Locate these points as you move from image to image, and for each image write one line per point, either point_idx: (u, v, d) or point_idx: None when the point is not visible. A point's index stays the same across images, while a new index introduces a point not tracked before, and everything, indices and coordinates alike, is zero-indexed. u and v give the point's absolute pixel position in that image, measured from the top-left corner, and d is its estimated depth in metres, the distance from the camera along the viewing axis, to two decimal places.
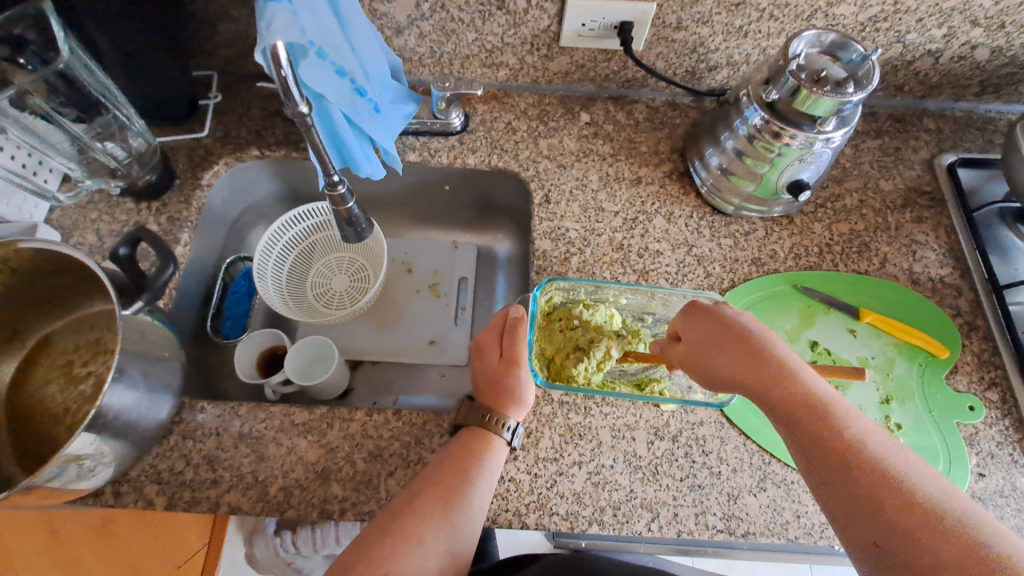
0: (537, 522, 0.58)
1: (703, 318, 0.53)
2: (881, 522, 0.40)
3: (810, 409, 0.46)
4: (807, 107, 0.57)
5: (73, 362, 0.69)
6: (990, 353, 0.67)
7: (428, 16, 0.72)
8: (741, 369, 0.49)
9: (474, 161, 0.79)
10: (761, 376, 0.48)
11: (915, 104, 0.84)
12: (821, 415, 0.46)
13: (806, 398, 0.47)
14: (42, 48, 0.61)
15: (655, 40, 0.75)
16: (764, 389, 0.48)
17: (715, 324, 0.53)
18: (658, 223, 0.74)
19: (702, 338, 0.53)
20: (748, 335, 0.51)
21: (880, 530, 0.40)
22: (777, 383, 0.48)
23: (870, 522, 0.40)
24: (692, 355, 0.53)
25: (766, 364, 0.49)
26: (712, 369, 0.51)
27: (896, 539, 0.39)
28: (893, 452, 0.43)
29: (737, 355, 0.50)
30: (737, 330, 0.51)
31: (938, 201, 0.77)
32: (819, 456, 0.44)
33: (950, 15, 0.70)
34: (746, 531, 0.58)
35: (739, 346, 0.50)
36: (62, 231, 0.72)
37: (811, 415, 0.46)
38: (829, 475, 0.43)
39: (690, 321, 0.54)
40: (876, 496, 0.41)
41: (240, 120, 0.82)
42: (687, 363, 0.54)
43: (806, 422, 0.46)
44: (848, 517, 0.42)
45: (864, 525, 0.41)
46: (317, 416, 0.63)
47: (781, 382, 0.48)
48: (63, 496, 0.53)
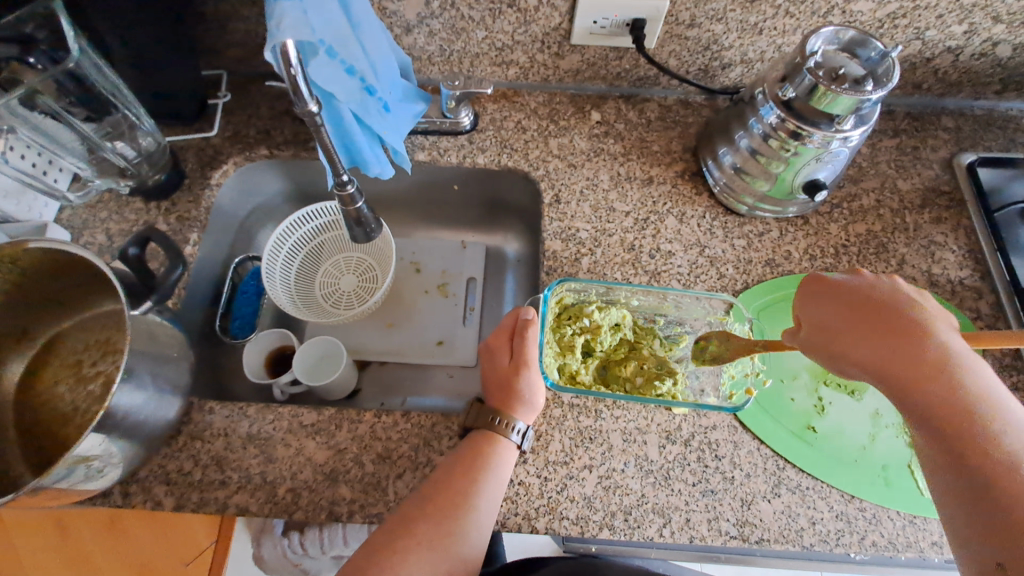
0: (547, 526, 0.57)
1: (844, 302, 0.49)
2: (1015, 545, 0.37)
3: (963, 415, 0.42)
4: (824, 106, 0.56)
5: (83, 361, 0.69)
6: (1011, 357, 0.66)
7: (438, 14, 0.72)
8: (887, 358, 0.45)
9: (484, 161, 0.78)
10: (915, 372, 0.44)
11: (933, 102, 0.83)
12: (977, 422, 0.41)
13: (961, 402, 0.42)
14: (51, 47, 0.61)
15: (667, 38, 0.74)
16: (914, 383, 0.44)
17: (866, 308, 0.48)
18: (670, 223, 0.73)
19: (840, 321, 0.48)
20: (904, 324, 0.46)
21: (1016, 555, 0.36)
22: (937, 381, 0.43)
23: (1002, 541, 0.37)
24: (821, 333, 0.49)
25: (927, 359, 0.44)
26: (845, 354, 0.47)
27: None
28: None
29: (884, 345, 0.46)
30: (889, 317, 0.47)
31: (957, 201, 0.75)
32: (956, 461, 0.41)
33: (972, 11, 0.69)
34: (760, 538, 0.57)
35: (889, 333, 0.46)
36: (71, 230, 0.73)
37: (961, 420, 0.42)
38: (962, 479, 0.40)
39: (825, 300, 0.50)
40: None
41: (249, 119, 0.82)
42: (810, 344, 0.49)
43: (953, 425, 0.42)
44: (978, 532, 0.39)
45: (993, 540, 0.38)
46: (325, 417, 0.63)
47: (944, 382, 0.43)
48: (72, 496, 0.53)
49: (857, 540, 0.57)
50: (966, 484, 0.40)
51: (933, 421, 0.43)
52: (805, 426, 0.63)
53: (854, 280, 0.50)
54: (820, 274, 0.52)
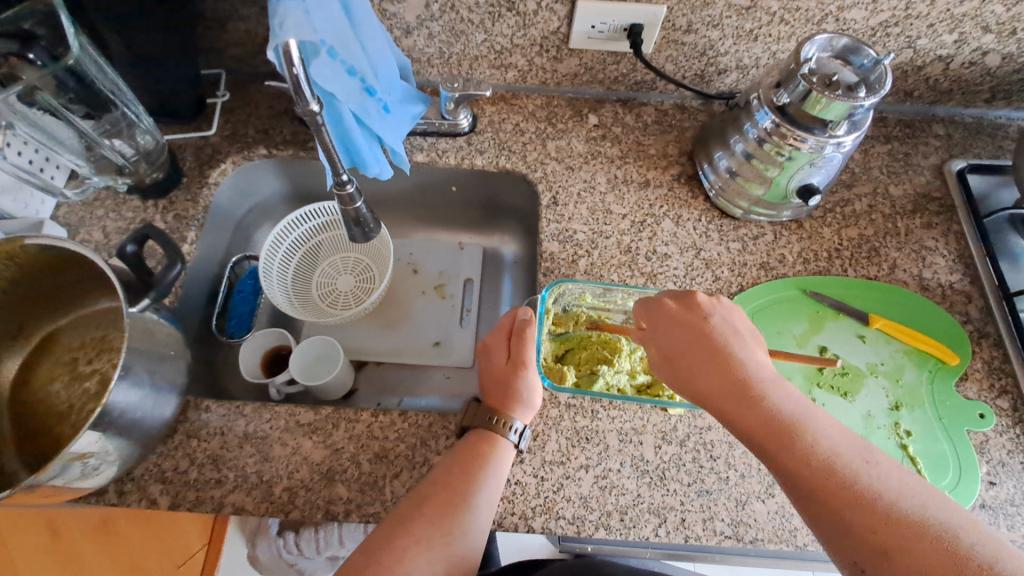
0: (543, 525, 0.57)
1: (679, 330, 0.52)
2: (863, 541, 0.39)
3: (779, 426, 0.45)
4: (817, 111, 0.57)
5: (78, 359, 0.69)
6: (1000, 360, 0.67)
7: (438, 17, 0.72)
8: (710, 381, 0.48)
9: (482, 163, 0.78)
10: (731, 394, 0.47)
11: (924, 110, 0.84)
12: (794, 433, 0.44)
13: (778, 417, 0.45)
14: (52, 43, 0.60)
15: (664, 43, 0.75)
16: (747, 406, 0.46)
17: (691, 334, 0.51)
18: (666, 226, 0.74)
19: (678, 351, 0.51)
20: (717, 347, 0.50)
21: (862, 552, 0.39)
22: (749, 397, 0.47)
23: (851, 543, 0.39)
24: (671, 365, 0.51)
25: (738, 378, 0.48)
26: (690, 384, 0.49)
27: (881, 560, 0.38)
28: (870, 472, 0.42)
29: (719, 366, 0.49)
30: (712, 344, 0.50)
31: (948, 207, 0.77)
32: (793, 474, 0.43)
33: (962, 21, 0.70)
34: (754, 538, 0.58)
35: (710, 359, 0.49)
36: (68, 227, 0.72)
37: (778, 432, 0.45)
38: (801, 490, 0.42)
39: (664, 332, 0.53)
40: (858, 519, 0.40)
41: (248, 119, 0.82)
42: (669, 375, 0.51)
43: (781, 438, 0.44)
44: (833, 540, 0.40)
45: (842, 542, 0.40)
46: (322, 416, 0.63)
47: (749, 394, 0.47)
48: (66, 494, 0.53)
49: None
50: (810, 489, 0.42)
51: (763, 440, 0.45)
52: None
53: (674, 308, 0.53)
54: (654, 296, 0.56)
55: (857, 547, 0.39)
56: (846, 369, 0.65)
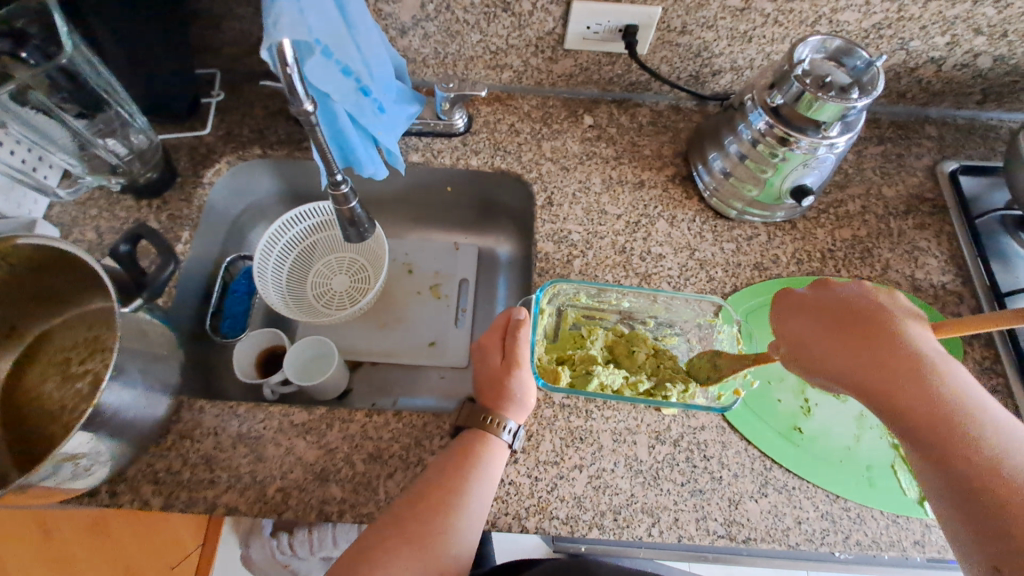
0: (537, 525, 0.57)
1: (821, 312, 0.52)
2: (1009, 543, 0.38)
3: (943, 417, 0.44)
4: (812, 112, 0.58)
5: (71, 359, 0.69)
6: (991, 360, 0.67)
7: (433, 17, 0.72)
8: (851, 363, 0.49)
9: (476, 163, 0.79)
10: (888, 376, 0.47)
11: (917, 111, 0.85)
12: (941, 412, 0.45)
13: (941, 406, 0.45)
14: (45, 42, 0.61)
15: (659, 44, 0.75)
16: (888, 383, 0.47)
17: (838, 317, 0.51)
18: (660, 227, 0.74)
19: (819, 331, 0.52)
20: (883, 331, 0.49)
21: (1003, 550, 0.39)
22: (907, 382, 0.46)
23: (985, 524, 0.40)
24: (803, 347, 0.52)
25: (902, 359, 0.47)
26: (822, 363, 0.50)
27: (1022, 562, 0.37)
28: None
29: (866, 347, 0.49)
30: (859, 323, 0.50)
31: (940, 208, 0.77)
32: (941, 452, 0.44)
33: (954, 23, 0.71)
34: (747, 537, 0.58)
35: (857, 337, 0.49)
36: (60, 227, 0.72)
37: (939, 423, 0.44)
38: (943, 466, 0.43)
39: (801, 316, 0.53)
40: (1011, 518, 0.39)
41: (242, 119, 0.82)
42: (795, 356, 0.53)
43: (926, 416, 0.45)
44: (970, 522, 0.41)
45: (983, 536, 0.40)
46: (316, 416, 0.63)
47: (912, 377, 0.46)
48: (57, 495, 0.52)
49: (842, 539, 0.58)
50: (945, 467, 0.43)
51: (912, 417, 0.46)
52: (792, 426, 0.64)
53: (829, 294, 0.54)
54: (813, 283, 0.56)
55: (988, 525, 0.40)
56: None
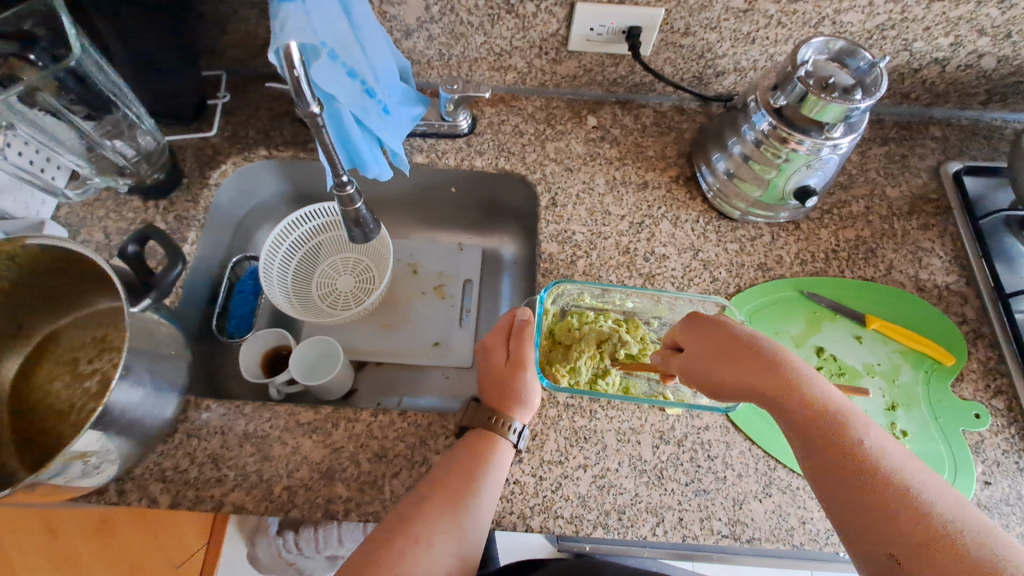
0: (542, 525, 0.58)
1: (706, 332, 0.53)
2: (892, 534, 0.38)
3: (819, 416, 0.45)
4: (814, 113, 0.58)
5: (79, 358, 0.69)
6: (996, 361, 0.67)
7: (437, 19, 0.73)
8: (737, 376, 0.49)
9: (481, 164, 0.79)
10: (769, 384, 0.47)
11: (921, 112, 0.85)
12: (821, 419, 0.45)
13: (815, 407, 0.45)
14: (53, 44, 0.61)
15: (663, 46, 0.75)
16: (777, 395, 0.47)
17: (720, 336, 0.52)
18: (664, 227, 0.74)
19: (707, 350, 0.52)
20: (754, 342, 0.50)
21: (890, 543, 0.37)
22: (786, 388, 0.47)
23: (870, 531, 0.39)
24: (697, 368, 0.52)
25: (773, 367, 0.48)
26: (719, 382, 0.51)
27: (908, 552, 0.36)
28: (904, 464, 0.41)
29: (745, 359, 0.49)
30: (734, 342, 0.51)
31: (944, 208, 0.77)
32: (824, 460, 0.43)
33: (958, 24, 0.71)
34: (751, 537, 0.58)
35: (738, 355, 0.50)
36: (69, 228, 0.73)
37: (816, 423, 0.45)
38: (828, 478, 0.42)
39: (692, 334, 0.54)
40: (886, 508, 0.39)
41: (248, 120, 0.82)
42: (692, 377, 0.53)
43: (812, 426, 0.45)
44: (855, 521, 0.40)
45: (869, 532, 0.39)
46: (322, 416, 0.63)
47: (788, 382, 0.47)
48: (66, 492, 0.53)
49: None
50: (830, 475, 0.42)
51: (797, 428, 0.46)
52: None
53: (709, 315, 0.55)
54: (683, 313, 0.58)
55: (872, 532, 0.38)
56: (843, 370, 0.65)
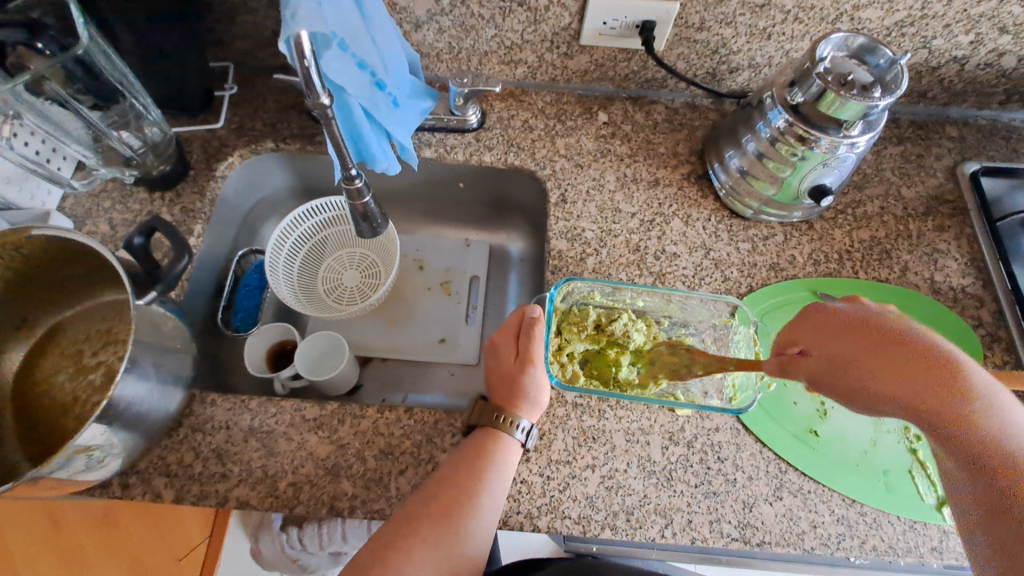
0: (549, 525, 0.57)
1: (851, 339, 0.48)
2: None
3: (1003, 457, 0.42)
4: (832, 111, 0.57)
5: (83, 351, 0.69)
6: (1012, 365, 0.66)
7: (448, 11, 0.72)
8: (899, 397, 0.45)
9: (490, 159, 0.78)
10: (937, 416, 0.44)
11: (938, 111, 0.83)
12: (1006, 460, 0.42)
13: (1000, 447, 0.42)
14: (61, 33, 0.61)
15: (676, 41, 0.74)
16: (941, 424, 0.44)
17: (872, 343, 0.47)
18: (675, 225, 0.73)
19: (855, 360, 0.47)
20: (926, 359, 0.45)
21: None
22: (969, 423, 0.43)
23: None
24: (833, 379, 0.48)
25: (951, 396, 0.44)
26: (863, 395, 0.47)
27: None
28: None
29: (904, 378, 0.45)
30: (891, 353, 0.46)
31: (960, 209, 0.76)
32: (1000, 499, 0.42)
33: (979, 21, 0.69)
34: (761, 540, 0.57)
35: (901, 371, 0.45)
36: (74, 219, 0.72)
37: (998, 466, 0.42)
38: (1004, 520, 0.41)
39: (838, 340, 0.49)
40: None
41: (255, 112, 0.81)
42: (825, 381, 0.49)
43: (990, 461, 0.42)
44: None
45: None
46: (327, 411, 0.63)
47: (965, 417, 0.43)
48: (70, 486, 0.53)
49: (858, 545, 0.58)
50: (1007, 522, 0.41)
51: (968, 456, 0.43)
52: (809, 430, 0.63)
53: (861, 314, 0.49)
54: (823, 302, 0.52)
55: None
56: None
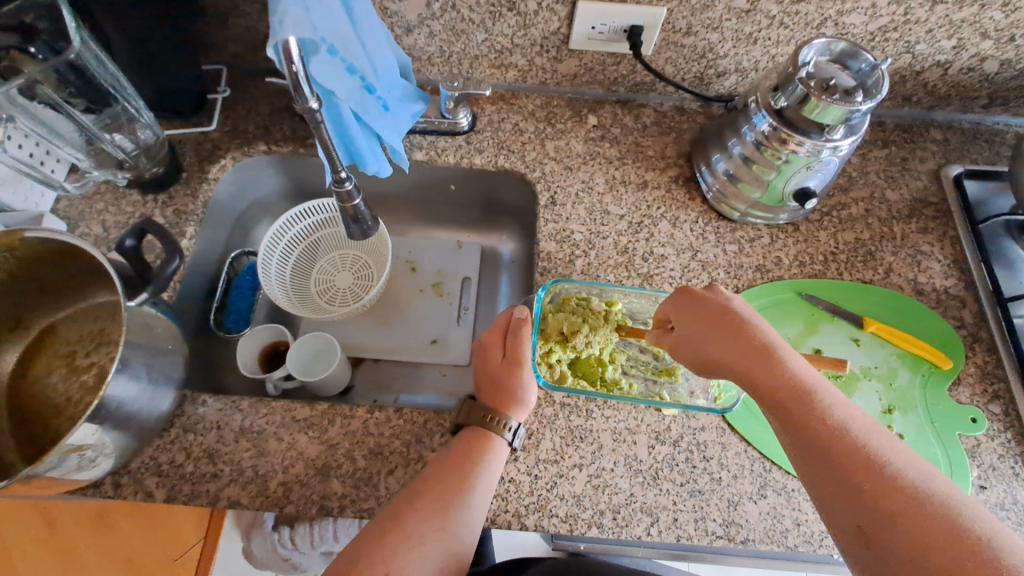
0: (536, 523, 0.58)
1: (699, 309, 0.54)
2: (867, 505, 0.40)
3: (794, 393, 0.46)
4: (815, 115, 0.58)
5: (76, 352, 0.69)
6: (993, 365, 0.67)
7: (438, 16, 0.73)
8: (728, 354, 0.50)
9: (480, 162, 0.79)
10: (756, 365, 0.49)
11: (922, 114, 0.84)
12: (808, 401, 0.46)
13: (795, 386, 0.47)
14: (53, 37, 0.61)
15: (664, 45, 0.75)
16: (758, 373, 0.48)
17: (709, 312, 0.53)
18: (663, 227, 0.74)
19: (698, 328, 0.53)
20: (738, 324, 0.51)
21: (862, 513, 0.40)
22: (771, 369, 0.48)
23: (846, 502, 0.41)
24: (687, 348, 0.54)
25: (755, 351, 0.49)
26: (710, 358, 0.52)
27: (877, 519, 0.39)
28: (880, 439, 0.43)
29: (731, 337, 0.51)
30: (722, 321, 0.52)
31: (944, 212, 0.77)
32: (803, 434, 0.45)
33: (961, 27, 0.71)
34: (745, 538, 0.58)
35: (730, 333, 0.51)
36: (68, 220, 0.73)
37: (793, 402, 0.46)
38: (810, 451, 0.44)
39: (685, 311, 0.55)
40: (863, 480, 0.41)
41: (248, 115, 0.82)
42: (682, 352, 0.54)
43: (793, 406, 0.46)
44: (833, 494, 0.42)
45: (850, 504, 0.40)
46: (318, 412, 0.63)
47: (771, 364, 0.48)
48: (62, 486, 0.53)
49: None
50: (810, 452, 0.44)
51: (771, 399, 0.47)
52: None
53: (700, 292, 0.55)
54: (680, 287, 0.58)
55: (852, 501, 0.41)
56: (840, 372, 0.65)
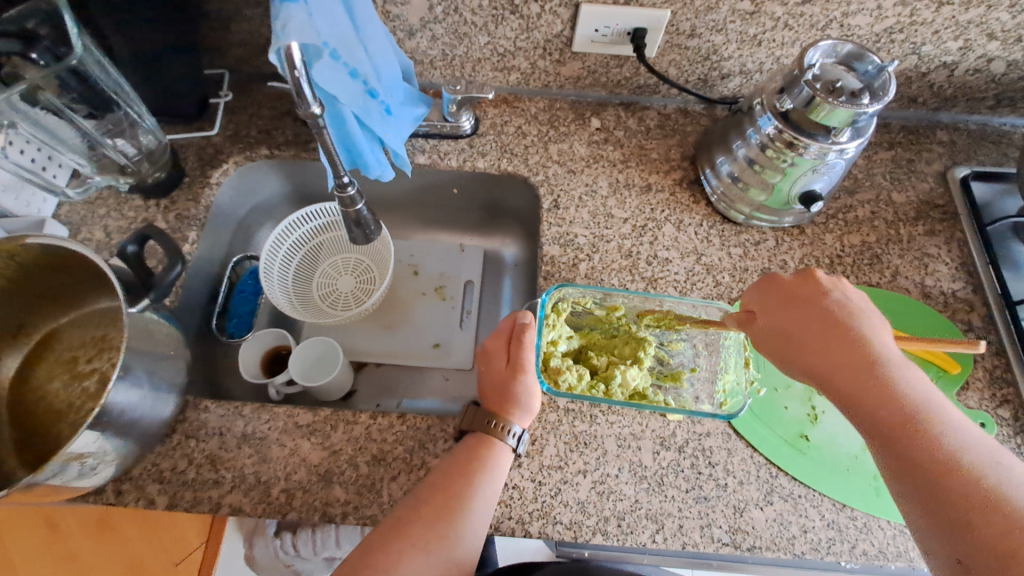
0: (540, 530, 0.57)
1: (800, 307, 0.52)
2: (973, 538, 0.39)
3: (901, 412, 0.45)
4: (820, 117, 0.57)
5: (78, 358, 0.69)
6: (1002, 369, 0.66)
7: (441, 19, 0.72)
8: (830, 361, 0.49)
9: (483, 165, 0.78)
10: (859, 377, 0.47)
11: (928, 116, 0.84)
12: (916, 424, 0.45)
13: (902, 403, 0.46)
14: (54, 43, 0.61)
15: (668, 48, 0.74)
16: (858, 386, 0.47)
17: (814, 312, 0.51)
18: (667, 231, 0.74)
19: (793, 328, 0.51)
20: (848, 328, 0.50)
21: (965, 543, 0.39)
22: (875, 383, 0.47)
23: (950, 531, 0.40)
24: (776, 347, 0.52)
25: (865, 360, 0.48)
26: (802, 360, 0.50)
27: (983, 552, 0.39)
28: (995, 468, 0.42)
29: (837, 342, 0.49)
30: (826, 322, 0.50)
31: (951, 214, 0.76)
32: (906, 454, 0.44)
33: (967, 28, 0.70)
34: (752, 545, 0.58)
35: (838, 340, 0.49)
36: (69, 226, 0.72)
37: (899, 420, 0.45)
38: (913, 475, 0.43)
39: (774, 305, 0.53)
40: (971, 512, 0.40)
41: (250, 119, 0.82)
42: (772, 350, 0.52)
43: (894, 417, 0.45)
44: (933, 519, 0.41)
45: (953, 534, 0.40)
46: (320, 418, 0.63)
47: (878, 377, 0.47)
48: (63, 493, 0.53)
49: (848, 549, 0.58)
50: (912, 473, 0.43)
51: (874, 413, 0.46)
52: (798, 434, 0.63)
53: (798, 285, 0.53)
54: (766, 275, 0.55)
55: (956, 530, 0.40)
56: None
